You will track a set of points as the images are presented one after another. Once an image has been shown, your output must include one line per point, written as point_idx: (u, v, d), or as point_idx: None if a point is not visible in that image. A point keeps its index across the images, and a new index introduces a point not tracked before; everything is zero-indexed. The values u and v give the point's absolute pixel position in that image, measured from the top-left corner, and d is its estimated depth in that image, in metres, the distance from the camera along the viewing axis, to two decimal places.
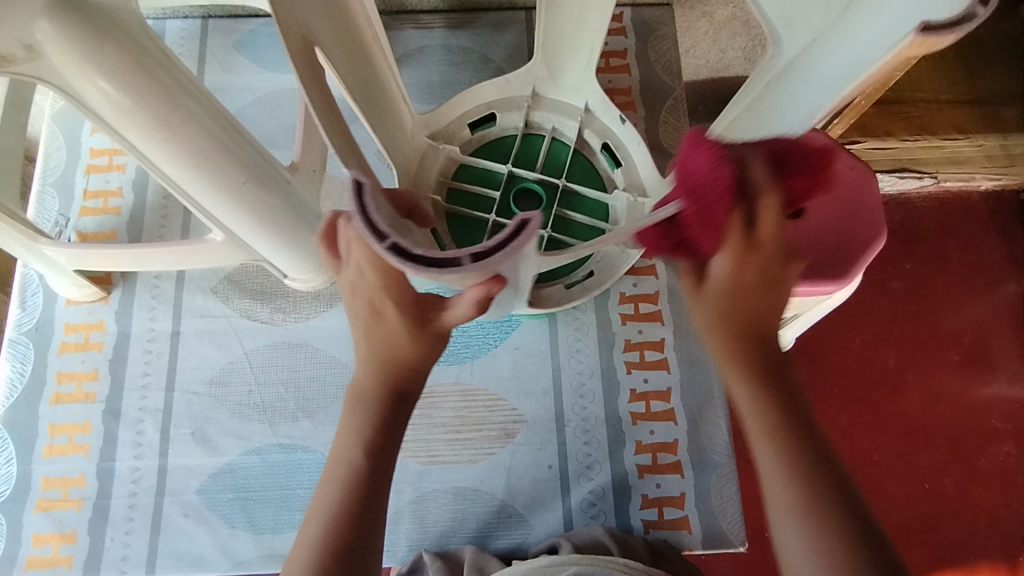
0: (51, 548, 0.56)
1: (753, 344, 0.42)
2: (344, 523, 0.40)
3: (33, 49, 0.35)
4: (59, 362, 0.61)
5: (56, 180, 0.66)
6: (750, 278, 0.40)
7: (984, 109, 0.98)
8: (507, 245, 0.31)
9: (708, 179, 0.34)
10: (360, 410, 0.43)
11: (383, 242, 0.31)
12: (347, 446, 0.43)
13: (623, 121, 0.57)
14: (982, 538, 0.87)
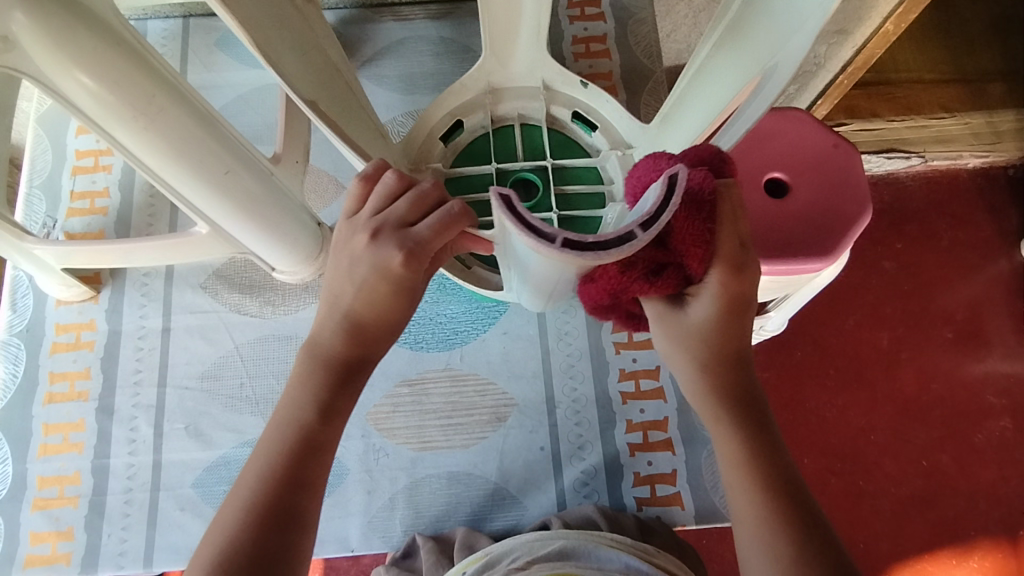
0: (49, 545, 0.56)
1: (731, 374, 0.38)
2: (277, 481, 0.36)
3: (8, 39, 0.36)
4: (51, 362, 0.61)
5: (43, 182, 0.67)
6: (732, 307, 0.37)
7: (970, 86, 0.99)
8: (673, 200, 0.28)
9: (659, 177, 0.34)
10: (317, 363, 0.38)
11: (556, 243, 0.28)
12: (297, 397, 0.38)
13: (587, 85, 0.58)
14: (981, 513, 0.87)
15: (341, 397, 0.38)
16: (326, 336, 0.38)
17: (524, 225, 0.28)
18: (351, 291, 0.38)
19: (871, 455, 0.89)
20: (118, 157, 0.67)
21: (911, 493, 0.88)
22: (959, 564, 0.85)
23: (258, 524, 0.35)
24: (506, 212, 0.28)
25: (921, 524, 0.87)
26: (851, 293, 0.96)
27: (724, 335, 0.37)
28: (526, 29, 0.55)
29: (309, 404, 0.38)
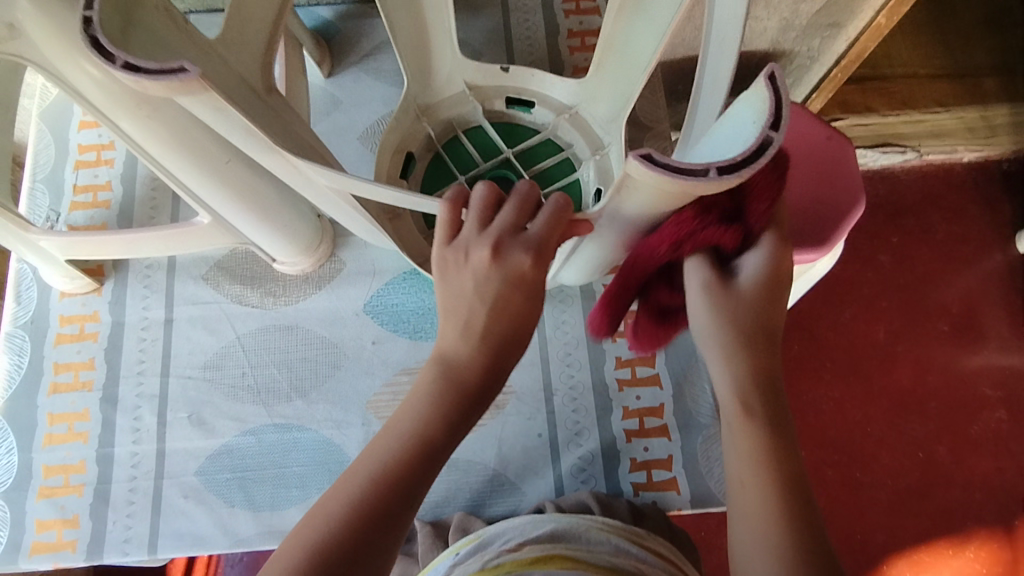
0: (54, 533, 0.57)
1: (766, 354, 0.45)
2: (389, 489, 0.38)
3: (15, 27, 0.37)
4: (55, 353, 0.62)
5: (46, 176, 0.68)
6: (766, 290, 0.44)
7: (963, 81, 1.00)
8: (784, 94, 0.30)
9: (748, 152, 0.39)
10: (439, 383, 0.41)
11: (710, 173, 0.30)
12: (417, 411, 0.40)
13: (507, 70, 0.61)
14: (977, 504, 0.88)
15: (460, 422, 0.41)
16: (460, 357, 0.41)
17: (673, 172, 0.30)
18: (485, 308, 0.41)
19: (867, 447, 0.91)
20: (120, 151, 0.68)
21: (907, 483, 0.89)
22: (954, 554, 0.86)
23: (366, 524, 0.37)
24: (654, 167, 0.30)
25: (916, 514, 0.88)
26: (846, 286, 0.97)
27: (762, 311, 0.45)
28: (438, 37, 0.59)
29: (433, 423, 0.40)
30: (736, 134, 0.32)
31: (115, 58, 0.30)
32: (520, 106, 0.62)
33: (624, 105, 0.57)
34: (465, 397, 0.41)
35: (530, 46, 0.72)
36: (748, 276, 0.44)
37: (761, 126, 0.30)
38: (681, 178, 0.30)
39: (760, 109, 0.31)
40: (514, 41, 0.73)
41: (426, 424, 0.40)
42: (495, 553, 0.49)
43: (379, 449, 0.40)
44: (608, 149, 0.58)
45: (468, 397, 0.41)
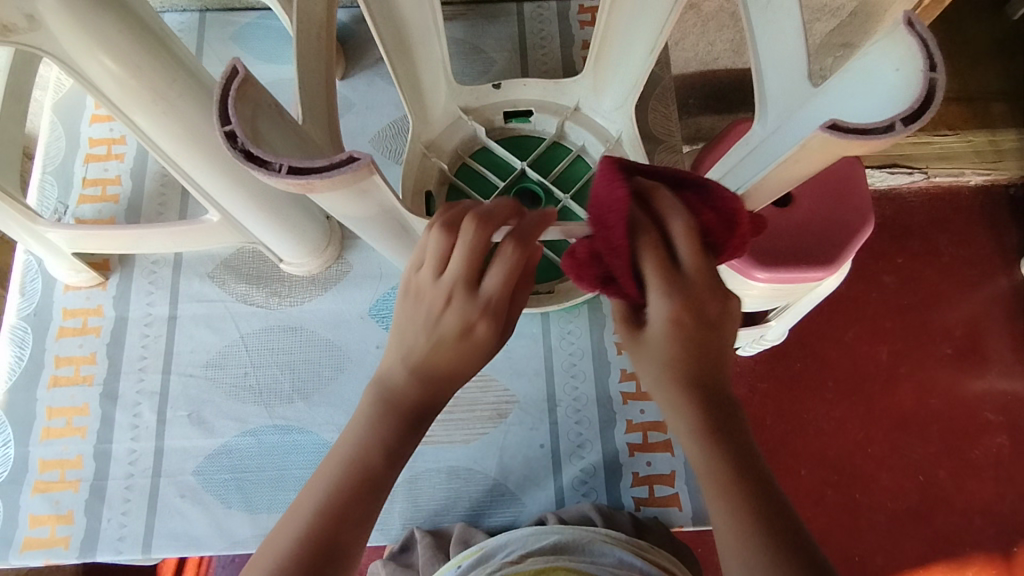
0: (48, 529, 0.56)
1: (699, 392, 0.37)
2: (329, 517, 0.37)
3: (34, 18, 0.37)
4: (57, 346, 0.61)
5: (56, 168, 0.67)
6: (692, 324, 0.36)
7: (973, 106, 1.03)
8: (926, 37, 0.29)
9: (609, 198, 0.33)
10: (379, 408, 0.40)
11: (897, 127, 0.28)
12: (359, 439, 0.39)
13: (496, 86, 0.61)
14: (976, 530, 0.88)
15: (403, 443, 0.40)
16: (396, 380, 0.40)
17: (862, 135, 0.29)
18: (424, 343, 0.38)
19: (868, 468, 0.91)
20: (131, 146, 0.68)
21: (907, 506, 0.89)
22: None
23: (312, 556, 0.35)
24: (845, 135, 0.28)
25: (915, 539, 0.88)
26: (850, 305, 0.97)
27: (692, 348, 0.36)
28: (433, 63, 0.58)
29: (375, 447, 0.39)
30: (882, 89, 0.31)
31: (272, 164, 0.31)
32: (520, 119, 0.63)
33: (629, 93, 0.58)
34: (410, 414, 0.40)
35: (544, 55, 0.72)
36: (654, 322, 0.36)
37: (920, 70, 0.29)
38: (868, 140, 0.29)
39: (906, 53, 0.30)
40: (529, 50, 0.72)
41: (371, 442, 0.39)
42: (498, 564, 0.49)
43: (322, 475, 0.38)
44: (618, 136, 0.60)
45: (415, 416, 0.40)
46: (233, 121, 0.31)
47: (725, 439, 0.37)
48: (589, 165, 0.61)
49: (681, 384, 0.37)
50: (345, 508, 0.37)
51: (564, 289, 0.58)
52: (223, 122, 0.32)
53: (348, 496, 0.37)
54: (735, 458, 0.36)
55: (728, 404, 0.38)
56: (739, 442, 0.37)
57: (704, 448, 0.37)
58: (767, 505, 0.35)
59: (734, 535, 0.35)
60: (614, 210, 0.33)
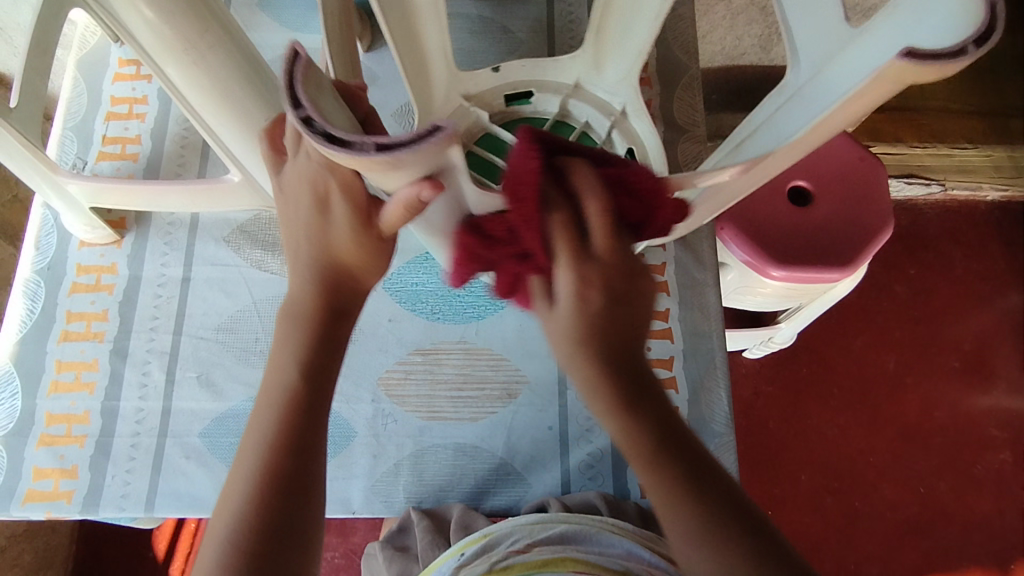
0: (51, 482, 0.56)
1: (609, 361, 0.37)
2: (283, 444, 0.40)
3: None
4: (69, 301, 0.61)
5: (77, 124, 0.67)
6: (598, 294, 0.35)
7: (994, 120, 1.01)
8: None
9: (524, 175, 0.32)
10: (294, 328, 0.43)
11: (970, 45, 0.29)
12: (286, 363, 0.42)
13: (495, 69, 0.59)
14: (974, 545, 0.88)
15: (330, 353, 0.44)
16: (304, 295, 0.43)
17: (932, 59, 0.29)
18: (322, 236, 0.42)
19: (869, 477, 0.90)
20: (152, 107, 0.68)
21: (906, 518, 0.89)
22: None
23: (274, 484, 0.39)
24: (923, 61, 0.29)
25: (913, 550, 0.88)
26: (861, 313, 0.97)
27: (597, 318, 0.36)
28: (433, 46, 0.55)
29: (295, 364, 0.42)
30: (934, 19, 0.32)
31: (353, 142, 0.29)
32: (520, 100, 0.60)
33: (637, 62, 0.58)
34: (323, 330, 0.43)
35: (572, 39, 0.72)
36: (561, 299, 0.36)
37: None
38: (943, 65, 0.29)
39: None
40: (557, 32, 0.72)
41: (287, 375, 0.42)
42: (503, 555, 0.48)
43: (255, 427, 0.41)
44: (621, 108, 0.59)
45: (330, 333, 0.43)
46: (306, 104, 0.29)
47: (644, 408, 0.38)
48: (596, 140, 0.59)
49: (592, 354, 0.37)
50: (298, 432, 0.41)
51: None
52: (292, 107, 0.29)
53: (293, 419, 0.41)
54: (655, 424, 0.38)
55: (636, 369, 0.38)
56: (654, 405, 0.38)
57: (626, 421, 0.37)
58: (698, 470, 0.38)
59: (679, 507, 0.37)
60: (528, 184, 0.32)
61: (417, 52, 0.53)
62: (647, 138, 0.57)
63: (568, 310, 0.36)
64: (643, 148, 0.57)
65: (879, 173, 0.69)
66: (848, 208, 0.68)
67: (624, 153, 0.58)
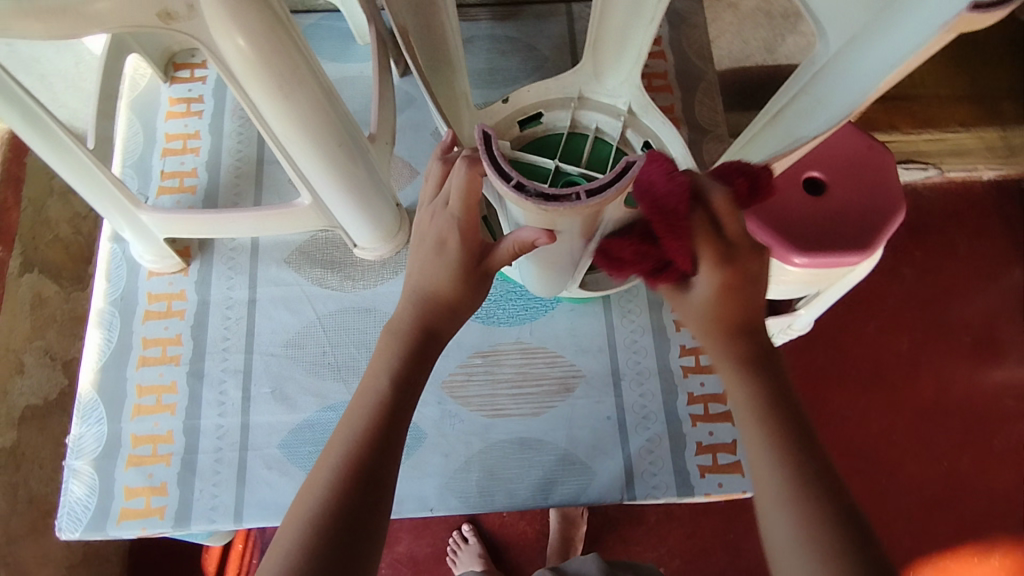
0: (142, 500, 0.59)
1: (746, 342, 0.41)
2: (366, 447, 0.42)
3: (194, 6, 0.39)
4: (144, 328, 0.64)
5: (135, 162, 0.71)
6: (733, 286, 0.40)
7: (982, 105, 1.07)
8: None
9: (667, 189, 0.37)
10: (392, 340, 0.47)
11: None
12: (377, 373, 0.46)
13: (504, 99, 0.64)
14: (1000, 513, 0.92)
15: (421, 366, 0.47)
16: (402, 315, 0.48)
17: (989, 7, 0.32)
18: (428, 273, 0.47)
19: (893, 454, 0.94)
20: (205, 141, 0.72)
21: (932, 492, 0.92)
22: (981, 561, 0.90)
23: (351, 487, 0.41)
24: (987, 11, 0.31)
25: (943, 522, 0.91)
26: (874, 298, 1.01)
27: (730, 300, 0.40)
28: (462, 89, 0.58)
29: (385, 372, 0.45)
30: None
31: (567, 196, 0.37)
32: (531, 122, 0.64)
33: (635, 59, 0.63)
34: (418, 346, 0.47)
35: None
36: (702, 287, 0.40)
37: None
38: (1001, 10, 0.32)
39: None
40: (580, 47, 0.76)
41: (372, 379, 0.46)
42: None
43: (349, 423, 0.44)
44: (628, 108, 0.64)
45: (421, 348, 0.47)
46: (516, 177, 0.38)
47: (770, 392, 0.40)
48: (610, 142, 0.64)
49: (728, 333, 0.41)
50: (382, 434, 0.43)
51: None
52: (505, 182, 0.38)
53: (379, 424, 0.43)
54: (782, 410, 0.40)
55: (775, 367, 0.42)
56: (780, 390, 0.40)
57: (752, 393, 0.40)
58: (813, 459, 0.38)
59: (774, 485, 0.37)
60: (671, 199, 0.37)
61: (452, 90, 0.56)
62: (657, 130, 0.64)
63: (709, 307, 0.41)
64: (659, 139, 0.63)
65: (886, 160, 0.73)
66: (865, 196, 0.71)
67: (639, 146, 0.64)
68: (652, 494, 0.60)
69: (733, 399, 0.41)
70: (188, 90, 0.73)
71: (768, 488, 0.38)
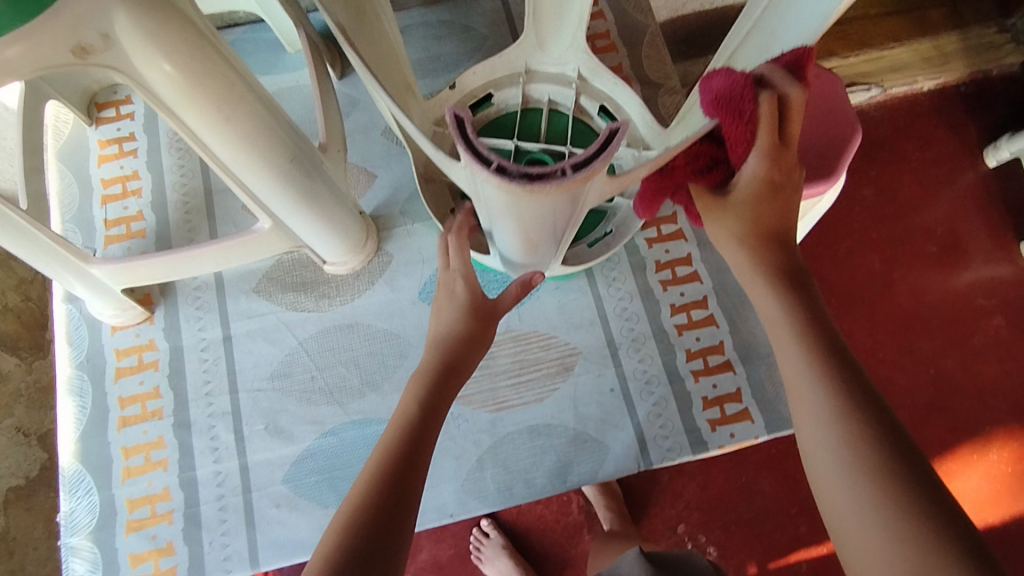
0: (152, 563, 0.57)
1: (776, 251, 0.47)
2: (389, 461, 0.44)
3: (109, 37, 0.35)
4: (118, 387, 0.61)
5: (75, 215, 0.67)
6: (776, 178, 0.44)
7: (912, 17, 1.07)
8: None
9: (729, 89, 0.40)
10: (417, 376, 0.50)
11: None
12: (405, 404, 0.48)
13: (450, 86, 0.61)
14: (991, 407, 0.95)
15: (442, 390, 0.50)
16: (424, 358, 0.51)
17: None
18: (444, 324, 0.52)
19: (884, 370, 0.96)
20: (146, 180, 0.68)
21: (924, 399, 0.95)
22: (980, 458, 0.93)
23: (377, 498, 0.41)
24: None
25: (939, 425, 0.94)
26: (841, 223, 1.02)
27: (767, 197, 0.45)
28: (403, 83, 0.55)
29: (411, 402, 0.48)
30: None
31: (553, 170, 0.35)
32: (483, 104, 0.63)
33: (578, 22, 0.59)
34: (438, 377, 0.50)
35: None
36: (749, 176, 0.44)
37: None
38: None
39: None
40: (517, 20, 0.74)
41: (410, 410, 0.48)
42: None
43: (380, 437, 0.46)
44: (578, 74, 0.62)
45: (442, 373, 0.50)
46: (496, 159, 0.35)
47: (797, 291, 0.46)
48: (566, 113, 0.63)
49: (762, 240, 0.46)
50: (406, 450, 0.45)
51: (619, 223, 0.60)
52: (484, 166, 0.35)
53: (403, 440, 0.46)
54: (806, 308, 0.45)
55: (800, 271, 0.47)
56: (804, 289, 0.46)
57: (783, 301, 0.45)
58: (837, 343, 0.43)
59: (806, 370, 0.42)
60: (734, 90, 0.39)
61: (397, 84, 0.54)
62: (611, 94, 0.62)
63: (751, 200, 0.45)
64: (614, 102, 0.62)
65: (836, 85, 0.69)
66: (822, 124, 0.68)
67: (596, 112, 0.63)
68: (668, 457, 0.60)
69: (767, 312, 0.46)
70: (117, 129, 0.69)
71: (799, 373, 0.43)
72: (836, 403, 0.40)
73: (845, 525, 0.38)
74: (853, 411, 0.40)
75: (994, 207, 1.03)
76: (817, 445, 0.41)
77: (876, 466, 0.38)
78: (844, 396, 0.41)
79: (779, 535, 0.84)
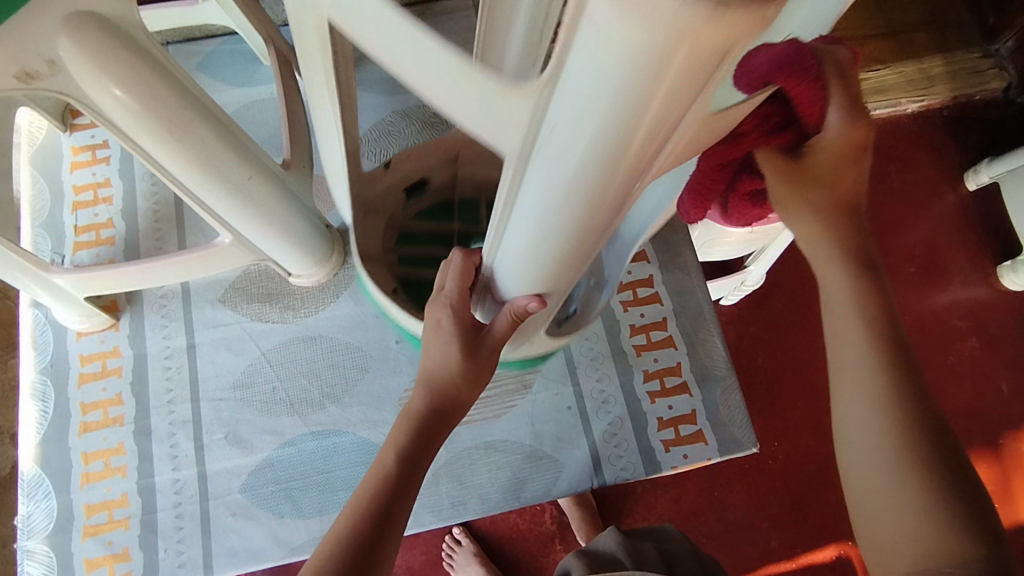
0: (106, 569, 0.57)
1: (847, 220, 0.40)
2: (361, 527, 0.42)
3: (54, 63, 0.38)
4: (81, 393, 0.62)
5: (45, 220, 0.67)
6: (854, 143, 0.36)
7: (897, 39, 1.01)
8: None
9: (791, 48, 0.31)
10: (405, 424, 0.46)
11: None
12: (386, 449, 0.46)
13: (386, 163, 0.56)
14: (965, 431, 0.89)
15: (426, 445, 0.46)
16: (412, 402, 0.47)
17: None
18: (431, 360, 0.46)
19: None
20: (117, 188, 0.68)
21: None
22: None
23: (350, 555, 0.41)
24: None
25: None
26: None
27: (843, 164, 0.37)
28: None
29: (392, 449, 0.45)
30: None
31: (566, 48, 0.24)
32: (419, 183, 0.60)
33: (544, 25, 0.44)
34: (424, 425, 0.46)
35: None
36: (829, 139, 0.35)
37: None
38: None
39: None
40: None
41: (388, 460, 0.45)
42: None
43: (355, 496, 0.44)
44: None
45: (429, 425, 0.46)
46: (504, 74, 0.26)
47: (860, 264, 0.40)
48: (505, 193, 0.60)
49: (827, 213, 0.39)
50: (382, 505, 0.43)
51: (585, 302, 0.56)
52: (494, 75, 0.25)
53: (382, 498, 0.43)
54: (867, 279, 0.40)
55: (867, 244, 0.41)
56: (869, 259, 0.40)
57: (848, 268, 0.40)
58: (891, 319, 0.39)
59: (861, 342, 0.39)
60: (795, 50, 0.31)
61: None
62: None
63: (828, 166, 0.37)
64: None
65: None
66: None
67: None
68: (621, 477, 0.61)
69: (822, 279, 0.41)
70: (91, 137, 0.69)
71: (850, 344, 0.39)
72: (881, 382, 0.38)
73: (872, 499, 0.37)
74: (902, 390, 0.38)
75: (976, 228, 0.99)
76: (857, 415, 0.38)
77: (923, 463, 0.36)
78: (894, 372, 0.38)
79: (748, 549, 0.82)
